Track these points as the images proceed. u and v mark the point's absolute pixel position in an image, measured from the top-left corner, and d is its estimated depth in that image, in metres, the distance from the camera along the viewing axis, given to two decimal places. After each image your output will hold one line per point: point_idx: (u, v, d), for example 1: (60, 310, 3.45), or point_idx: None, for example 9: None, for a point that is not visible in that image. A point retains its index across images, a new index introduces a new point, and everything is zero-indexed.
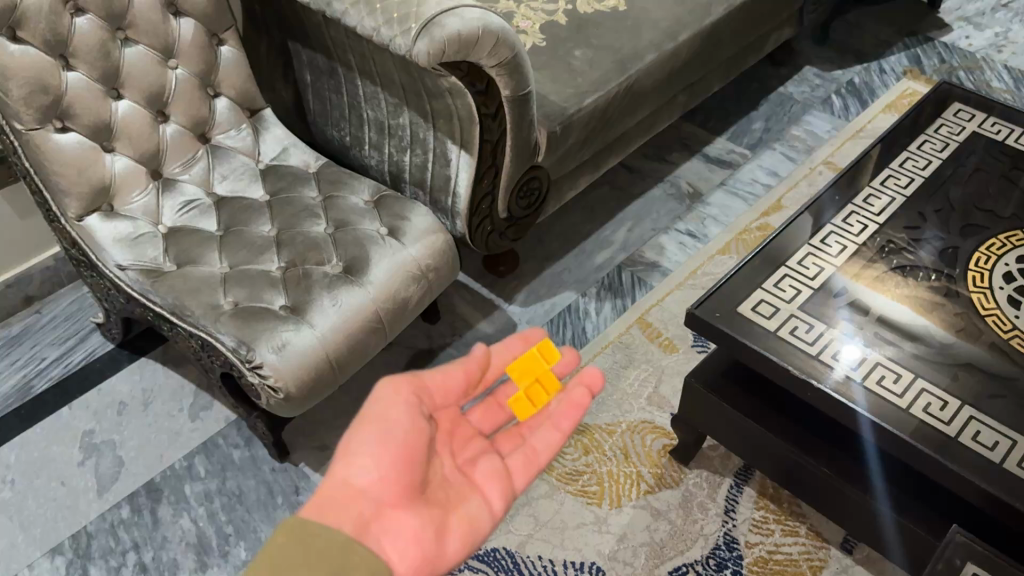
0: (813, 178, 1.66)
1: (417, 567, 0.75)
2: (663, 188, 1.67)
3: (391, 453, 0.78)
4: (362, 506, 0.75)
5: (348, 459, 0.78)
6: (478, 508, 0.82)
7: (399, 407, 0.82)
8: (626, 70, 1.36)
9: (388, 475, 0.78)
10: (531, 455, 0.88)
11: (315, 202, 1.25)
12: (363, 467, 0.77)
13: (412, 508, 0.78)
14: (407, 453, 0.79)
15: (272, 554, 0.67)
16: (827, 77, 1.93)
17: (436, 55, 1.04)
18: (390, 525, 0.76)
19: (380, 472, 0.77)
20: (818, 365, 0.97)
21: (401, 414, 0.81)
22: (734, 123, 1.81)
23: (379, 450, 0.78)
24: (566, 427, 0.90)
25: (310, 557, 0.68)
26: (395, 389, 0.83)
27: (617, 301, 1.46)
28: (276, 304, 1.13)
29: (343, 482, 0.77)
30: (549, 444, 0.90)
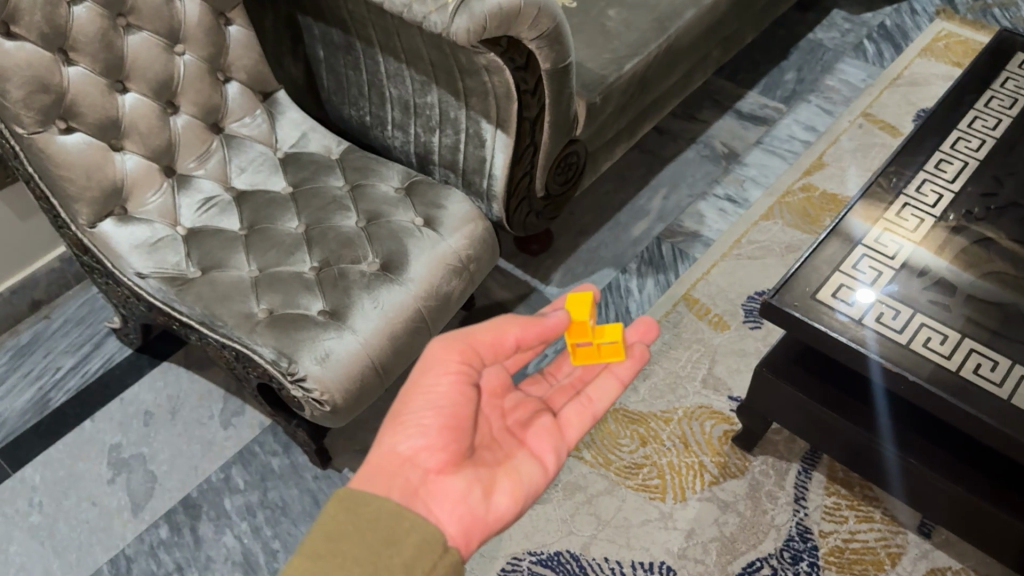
0: (853, 133, 1.59)
1: (467, 528, 0.74)
2: (696, 150, 1.59)
3: (440, 419, 0.78)
4: (410, 473, 0.75)
5: (395, 427, 0.78)
6: (528, 467, 0.82)
7: (446, 378, 0.80)
8: (666, 30, 1.26)
9: (436, 441, 0.77)
10: (588, 406, 0.90)
11: (342, 193, 1.17)
12: (411, 435, 0.77)
13: (459, 472, 0.76)
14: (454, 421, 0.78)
15: (324, 526, 0.68)
16: (857, 21, 1.82)
17: (476, 32, 0.95)
18: (439, 491, 0.74)
19: (427, 439, 0.77)
20: (908, 355, 0.91)
21: (447, 382, 0.79)
22: (765, 75, 1.71)
23: (429, 420, 0.77)
24: (624, 377, 0.93)
25: (361, 527, 0.68)
26: (445, 352, 0.80)
27: (659, 276, 1.40)
28: (313, 309, 1.04)
29: (392, 450, 0.76)
30: (605, 395, 0.92)
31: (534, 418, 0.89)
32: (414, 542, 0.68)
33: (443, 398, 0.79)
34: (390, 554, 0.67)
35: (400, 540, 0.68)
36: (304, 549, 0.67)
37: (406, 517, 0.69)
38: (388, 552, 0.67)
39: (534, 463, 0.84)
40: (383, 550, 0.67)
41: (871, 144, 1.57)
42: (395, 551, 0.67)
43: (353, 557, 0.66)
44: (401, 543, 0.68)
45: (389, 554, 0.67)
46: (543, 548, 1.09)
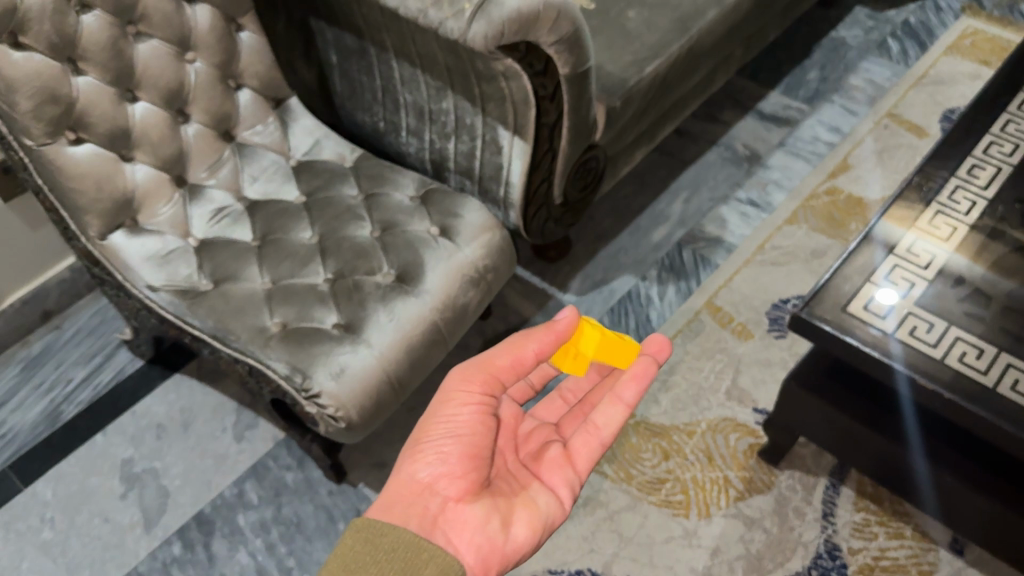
0: (878, 134, 1.55)
1: (485, 559, 0.73)
2: (717, 152, 1.55)
3: (460, 448, 0.76)
4: (429, 501, 0.74)
5: (415, 454, 0.76)
6: (544, 499, 0.80)
7: (466, 408, 0.77)
8: (688, 30, 1.22)
9: (457, 469, 0.75)
10: (592, 432, 0.84)
11: (356, 202, 1.14)
12: (430, 463, 0.75)
13: (478, 501, 0.75)
14: (475, 451, 0.76)
15: (342, 556, 0.67)
16: (880, 18, 1.78)
17: (494, 38, 0.92)
18: (457, 520, 0.74)
19: (447, 467, 0.75)
20: (947, 370, 0.86)
21: (467, 411, 0.77)
22: (787, 74, 1.67)
23: (449, 448, 0.76)
24: (629, 400, 0.84)
25: (379, 558, 0.67)
26: (466, 381, 0.78)
27: (680, 283, 1.36)
28: (327, 322, 1.02)
29: (411, 478, 0.75)
30: (611, 420, 0.84)
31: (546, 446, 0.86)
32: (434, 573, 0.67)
33: (464, 428, 0.76)
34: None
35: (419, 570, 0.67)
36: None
37: (424, 548, 0.68)
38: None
39: (550, 494, 0.81)
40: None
41: (897, 145, 1.53)
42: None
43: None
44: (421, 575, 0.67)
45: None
46: (564, 567, 1.06)
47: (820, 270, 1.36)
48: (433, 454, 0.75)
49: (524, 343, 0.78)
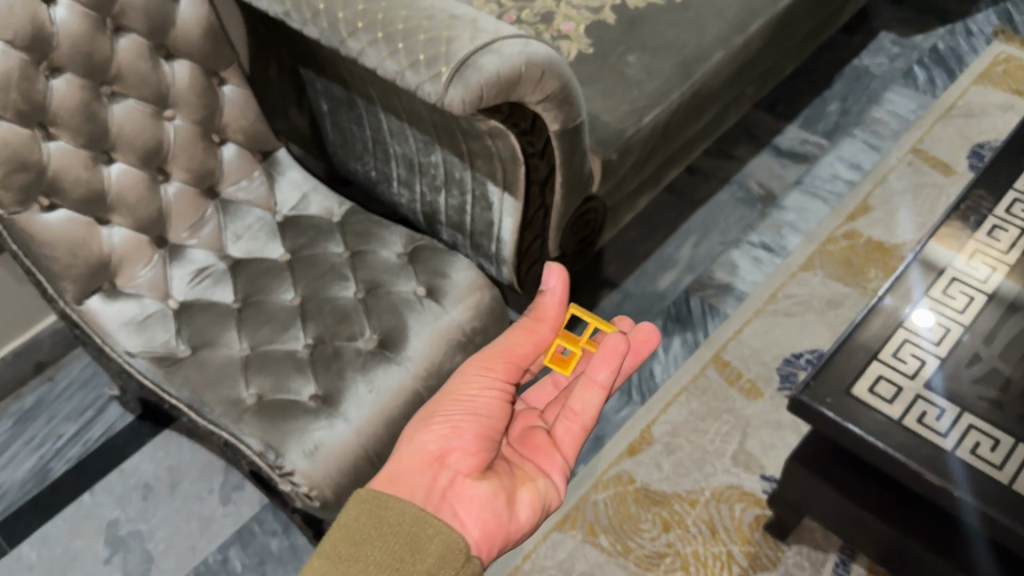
0: (902, 171, 1.46)
1: (490, 534, 0.77)
2: (730, 192, 1.48)
3: (472, 427, 0.83)
4: (439, 473, 0.79)
5: (428, 430, 0.83)
6: (542, 485, 0.85)
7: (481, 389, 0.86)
8: (691, 76, 1.16)
9: (468, 445, 0.82)
10: (571, 415, 0.88)
11: (341, 260, 1.10)
12: (443, 437, 0.82)
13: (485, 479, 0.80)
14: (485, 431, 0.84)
15: (348, 526, 0.71)
16: (907, 44, 1.69)
17: (473, 102, 0.87)
18: (464, 493, 0.78)
19: (458, 443, 0.82)
20: (959, 466, 0.79)
21: (483, 391, 0.86)
22: (806, 106, 1.59)
23: (462, 424, 0.83)
24: (603, 380, 0.86)
25: (383, 529, 0.71)
26: (483, 367, 0.88)
27: (687, 335, 1.30)
28: (304, 394, 0.98)
29: (424, 451, 0.81)
30: (589, 402, 0.87)
31: (536, 433, 0.91)
32: (437, 549, 0.70)
33: (480, 408, 0.85)
34: (412, 560, 0.69)
35: (423, 547, 0.70)
36: (328, 548, 0.70)
37: (430, 524, 0.71)
38: (410, 559, 0.69)
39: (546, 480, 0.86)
40: (405, 555, 0.70)
41: (921, 184, 1.44)
42: (418, 557, 0.70)
43: (374, 561, 0.69)
44: (424, 547, 0.70)
45: (412, 560, 0.69)
46: None
47: (836, 322, 1.28)
48: (447, 428, 0.83)
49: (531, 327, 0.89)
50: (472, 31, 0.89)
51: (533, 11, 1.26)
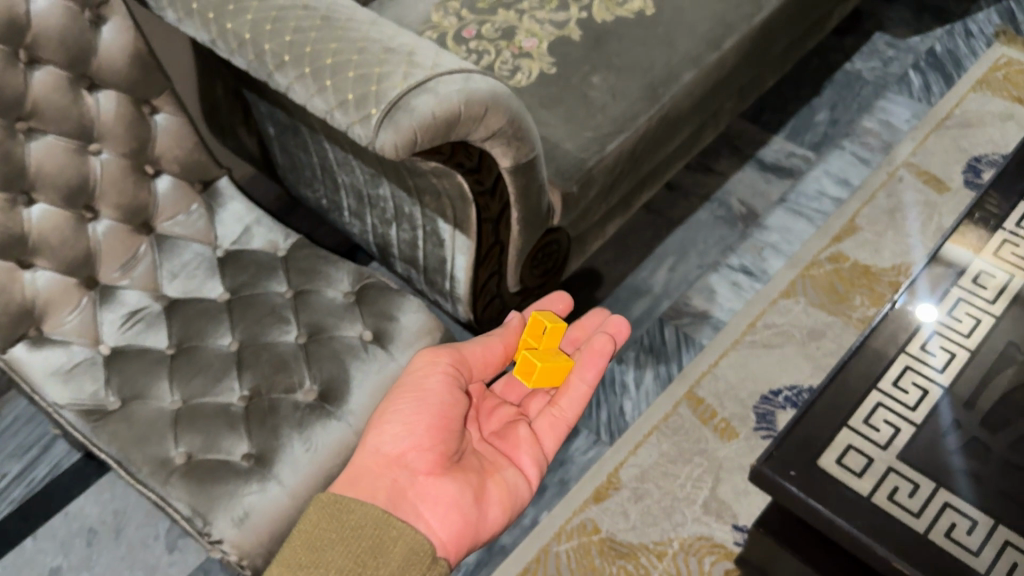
0: (892, 188, 1.38)
1: (458, 535, 0.79)
2: (710, 210, 1.40)
3: (425, 421, 0.82)
4: (399, 474, 0.79)
5: (382, 430, 0.82)
6: (512, 478, 0.87)
7: (433, 379, 0.85)
8: (658, 99, 1.09)
9: (423, 442, 0.81)
10: (556, 417, 0.93)
11: (282, 301, 1.03)
12: (396, 437, 0.81)
13: (450, 476, 0.81)
14: (443, 422, 0.82)
15: (311, 530, 0.73)
16: (902, 46, 1.59)
17: (407, 146, 0.80)
18: (427, 493, 0.79)
19: (413, 441, 0.81)
20: (932, 551, 0.73)
21: (434, 380, 0.85)
22: (793, 115, 1.51)
23: (414, 421, 0.81)
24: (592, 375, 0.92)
25: (342, 534, 0.73)
26: (433, 360, 0.87)
27: (660, 368, 1.22)
28: (237, 453, 0.91)
29: (378, 452, 0.81)
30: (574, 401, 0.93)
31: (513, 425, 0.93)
32: (401, 550, 0.73)
33: (431, 401, 0.83)
34: (376, 564, 0.71)
35: (385, 551, 0.72)
36: (290, 555, 0.72)
37: (393, 526, 0.74)
38: (373, 563, 0.72)
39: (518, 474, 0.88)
40: (368, 559, 0.72)
41: (912, 202, 1.36)
42: (381, 561, 0.72)
43: (335, 565, 0.71)
44: (388, 551, 0.72)
45: (375, 564, 0.72)
46: None
47: (817, 355, 1.21)
48: (399, 428, 0.81)
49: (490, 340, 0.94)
50: (406, 67, 0.82)
51: (494, 25, 1.18)
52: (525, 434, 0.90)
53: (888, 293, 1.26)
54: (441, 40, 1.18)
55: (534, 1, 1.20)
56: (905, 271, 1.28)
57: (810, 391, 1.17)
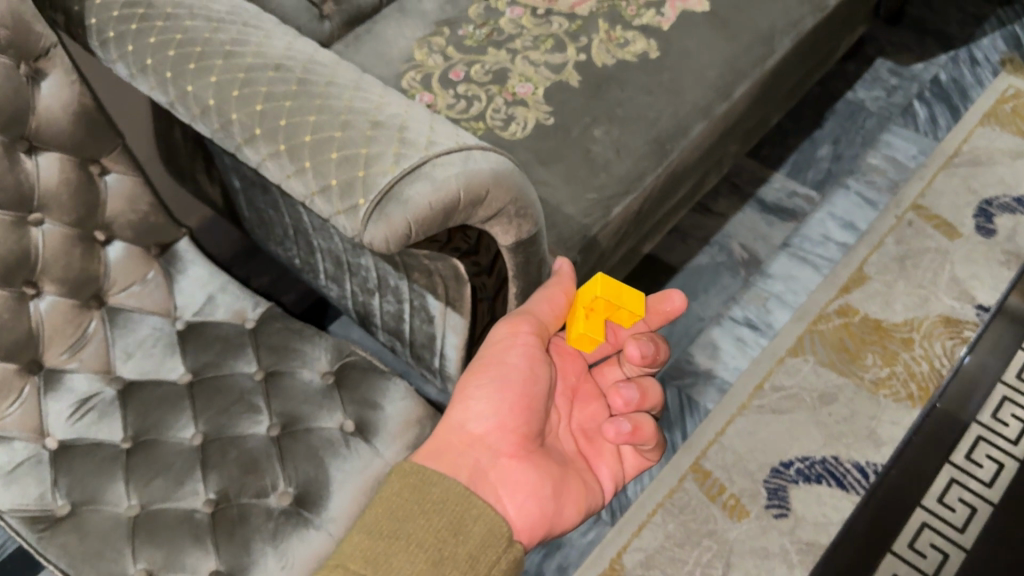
0: (901, 233, 1.31)
1: (534, 524, 0.75)
2: (710, 255, 1.32)
3: (509, 400, 0.76)
4: (481, 456, 0.75)
5: (466, 404, 0.77)
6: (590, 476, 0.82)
7: (517, 350, 0.78)
8: (666, 156, 0.99)
9: (508, 422, 0.76)
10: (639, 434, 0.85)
11: (252, 385, 0.92)
12: (481, 414, 0.76)
13: (531, 462, 0.77)
14: (527, 402, 0.77)
15: (390, 500, 0.68)
16: (905, 74, 1.52)
17: (401, 240, 0.70)
18: (508, 477, 0.75)
19: (497, 419, 0.76)
20: None
21: (517, 354, 0.78)
22: (794, 150, 1.43)
23: (500, 399, 0.76)
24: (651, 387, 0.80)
25: (424, 505, 0.67)
26: (517, 330, 0.80)
27: (662, 436, 1.14)
28: (202, 571, 0.80)
29: (461, 428, 0.76)
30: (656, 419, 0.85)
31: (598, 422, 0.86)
32: (480, 530, 0.67)
33: (515, 375, 0.77)
34: (456, 541, 0.66)
35: (464, 528, 0.67)
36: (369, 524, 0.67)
37: (473, 504, 0.68)
38: (452, 541, 0.66)
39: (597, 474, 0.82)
40: (448, 536, 0.66)
41: (923, 249, 1.28)
42: (460, 539, 0.66)
43: (416, 538, 0.65)
44: (468, 527, 0.67)
45: (455, 541, 0.66)
46: None
47: (829, 422, 1.13)
48: (484, 406, 0.76)
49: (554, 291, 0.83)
50: (397, 147, 0.72)
51: (484, 66, 1.08)
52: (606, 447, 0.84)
53: (901, 351, 1.19)
54: (426, 83, 1.07)
55: (527, 40, 1.09)
56: (918, 325, 1.21)
57: (823, 463, 1.10)
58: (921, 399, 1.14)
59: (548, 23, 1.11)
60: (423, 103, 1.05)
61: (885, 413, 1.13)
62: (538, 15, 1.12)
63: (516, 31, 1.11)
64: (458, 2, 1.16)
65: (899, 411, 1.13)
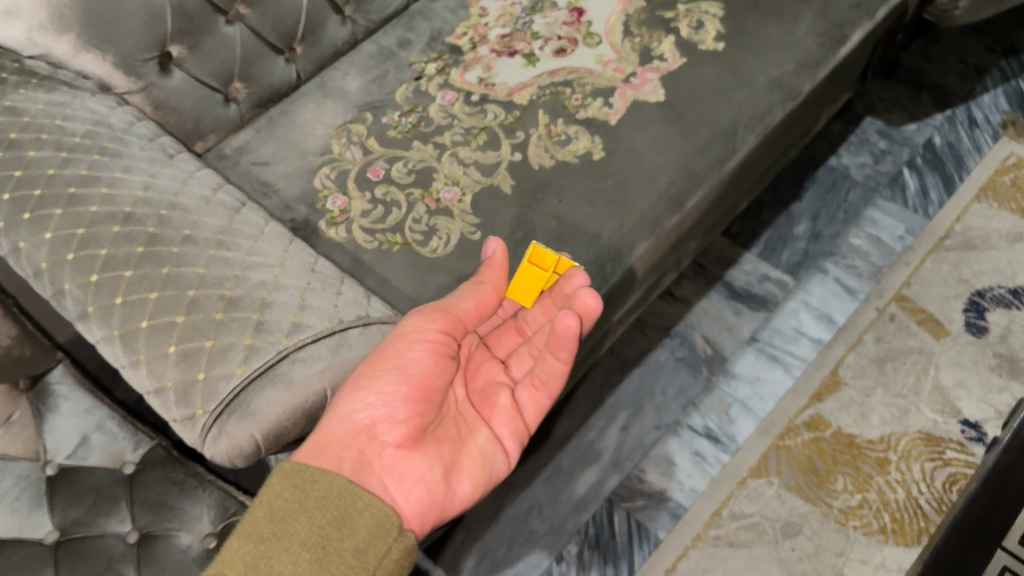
0: (882, 329, 1.18)
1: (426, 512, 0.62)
2: (670, 348, 1.19)
3: (406, 389, 0.62)
4: (366, 447, 0.60)
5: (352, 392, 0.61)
6: (492, 448, 0.68)
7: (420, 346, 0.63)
8: (606, 280, 0.87)
9: (399, 414, 0.61)
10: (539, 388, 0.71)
11: (122, 550, 0.80)
12: (371, 405, 0.61)
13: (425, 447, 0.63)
14: (424, 393, 0.63)
15: (270, 502, 0.57)
16: (896, 136, 1.38)
17: (251, 455, 0.58)
18: (397, 467, 0.61)
19: (390, 410, 0.61)
20: None
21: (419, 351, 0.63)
22: (768, 226, 1.30)
23: (392, 389, 0.61)
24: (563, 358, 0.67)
25: (309, 502, 0.57)
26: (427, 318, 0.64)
27: (607, 571, 1.02)
28: None
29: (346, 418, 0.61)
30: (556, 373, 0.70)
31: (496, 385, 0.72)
32: (367, 524, 0.57)
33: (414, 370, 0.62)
34: (341, 537, 0.56)
35: (352, 520, 0.57)
36: (248, 528, 0.56)
37: (361, 496, 0.57)
38: (337, 536, 0.56)
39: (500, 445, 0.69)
40: (333, 532, 0.56)
41: (904, 350, 1.16)
42: (347, 534, 0.56)
43: (301, 538, 0.55)
44: (353, 522, 0.56)
45: (341, 536, 0.56)
46: None
47: (791, 559, 1.01)
48: (375, 395, 0.60)
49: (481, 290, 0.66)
50: (250, 336, 0.60)
51: (407, 163, 0.96)
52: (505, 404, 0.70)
53: (875, 474, 1.07)
54: (341, 181, 0.95)
55: (458, 133, 0.97)
56: (894, 443, 1.09)
57: None
58: (894, 534, 1.02)
59: (482, 113, 0.98)
60: (336, 206, 0.93)
61: (853, 550, 1.01)
62: (471, 102, 0.99)
63: (446, 120, 0.98)
64: (385, 81, 1.03)
65: (869, 548, 1.01)
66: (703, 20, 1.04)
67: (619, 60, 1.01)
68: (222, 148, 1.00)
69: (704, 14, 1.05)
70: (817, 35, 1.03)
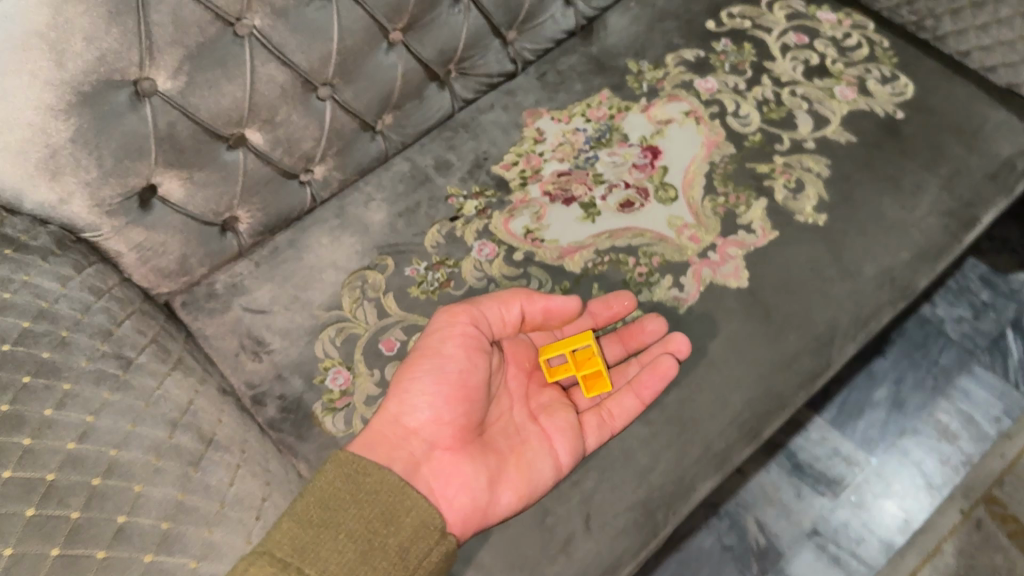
0: (965, 537, 1.01)
1: (469, 515, 0.66)
2: (716, 532, 1.03)
3: (446, 389, 0.68)
4: (414, 447, 0.67)
5: (401, 396, 0.68)
6: (539, 463, 0.70)
7: (452, 342, 0.69)
8: (658, 529, 0.70)
9: (443, 413, 0.68)
10: (606, 420, 0.74)
11: None
12: (415, 406, 0.67)
13: (469, 454, 0.68)
14: (465, 392, 0.68)
15: (323, 487, 0.60)
16: (1001, 287, 1.19)
17: None
18: (442, 470, 0.67)
19: (433, 411, 0.67)
20: None
21: (452, 345, 0.69)
22: (843, 384, 1.12)
23: (435, 389, 0.68)
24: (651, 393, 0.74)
25: (360, 491, 0.60)
26: (458, 318, 0.71)
27: None
28: None
29: (396, 421, 0.68)
30: (625, 411, 0.74)
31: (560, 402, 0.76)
32: (412, 523, 0.60)
33: (451, 369, 0.68)
34: (388, 532, 0.59)
35: (398, 518, 0.60)
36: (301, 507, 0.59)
37: (409, 496, 0.61)
38: (385, 531, 0.59)
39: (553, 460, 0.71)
40: (378, 526, 0.59)
41: (989, 569, 0.99)
42: (392, 529, 0.59)
43: (348, 527, 0.58)
44: (399, 520, 0.60)
45: (385, 532, 0.59)
46: None
47: None
48: (420, 397, 0.67)
49: (514, 297, 0.73)
50: None
51: None
52: (564, 420, 0.73)
53: None
54: (348, 350, 0.79)
55: None
56: None
57: None
58: None
59: (523, 278, 0.81)
60: (337, 385, 0.76)
61: None
62: (513, 262, 0.82)
63: (481, 283, 0.82)
64: (415, 217, 0.86)
65: None
66: (804, 181, 0.86)
67: (696, 225, 0.83)
68: (212, 284, 0.83)
69: (805, 171, 0.86)
70: (942, 213, 0.84)
